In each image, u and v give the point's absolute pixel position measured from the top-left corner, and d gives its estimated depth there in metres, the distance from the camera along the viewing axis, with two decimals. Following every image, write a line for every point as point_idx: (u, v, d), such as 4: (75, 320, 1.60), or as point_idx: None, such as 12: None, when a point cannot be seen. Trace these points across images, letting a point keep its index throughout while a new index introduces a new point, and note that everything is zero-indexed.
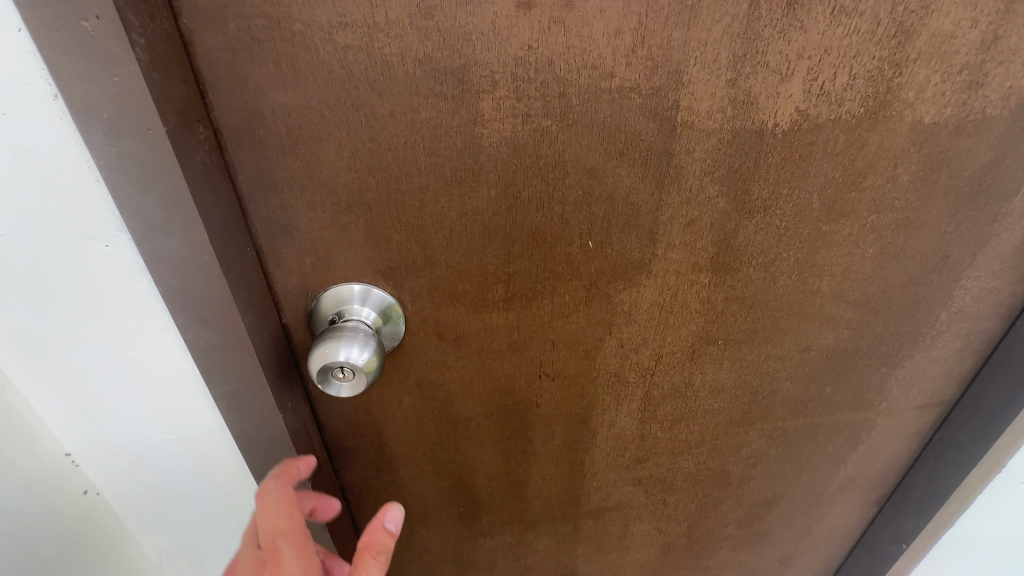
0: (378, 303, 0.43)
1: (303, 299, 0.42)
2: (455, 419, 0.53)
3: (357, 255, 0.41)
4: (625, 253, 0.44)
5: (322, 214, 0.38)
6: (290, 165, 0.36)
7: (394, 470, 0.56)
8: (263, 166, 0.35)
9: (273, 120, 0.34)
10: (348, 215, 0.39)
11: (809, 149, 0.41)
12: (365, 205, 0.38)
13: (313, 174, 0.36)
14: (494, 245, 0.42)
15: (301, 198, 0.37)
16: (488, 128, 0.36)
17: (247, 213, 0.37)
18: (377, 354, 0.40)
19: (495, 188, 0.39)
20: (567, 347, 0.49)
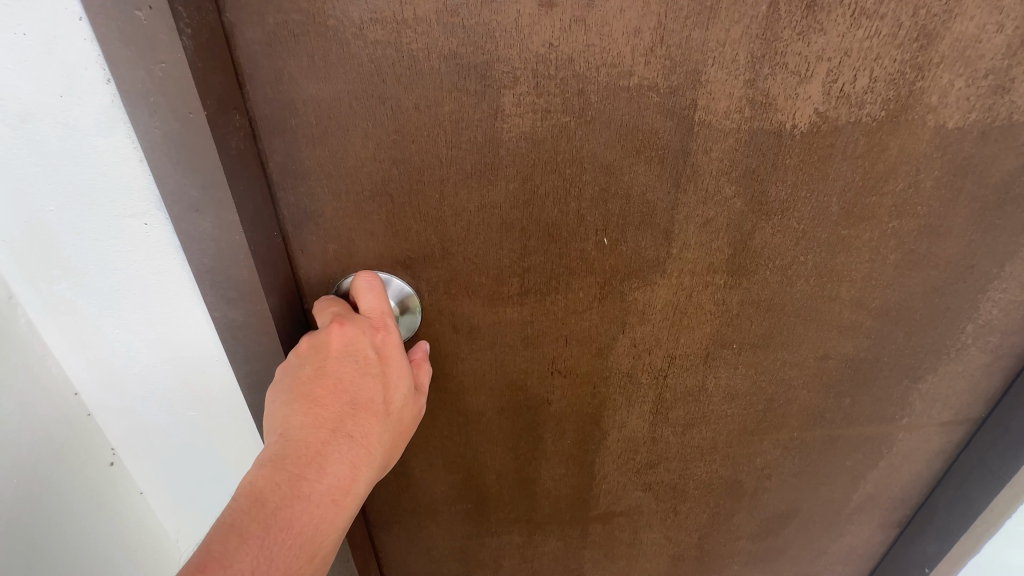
0: (397, 293, 0.44)
1: (325, 286, 0.43)
2: (467, 412, 0.54)
3: (378, 245, 0.42)
4: (640, 251, 0.44)
5: (346, 202, 0.40)
6: (318, 154, 0.37)
7: (405, 461, 0.57)
8: (293, 154, 0.37)
9: (304, 111, 0.36)
10: (371, 204, 0.40)
11: (828, 151, 0.41)
12: (388, 195, 0.40)
13: (340, 163, 0.38)
14: (510, 238, 0.43)
15: (328, 187, 0.39)
16: (509, 123, 0.37)
17: (276, 199, 0.39)
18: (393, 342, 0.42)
19: (513, 182, 0.40)
20: (580, 344, 0.50)
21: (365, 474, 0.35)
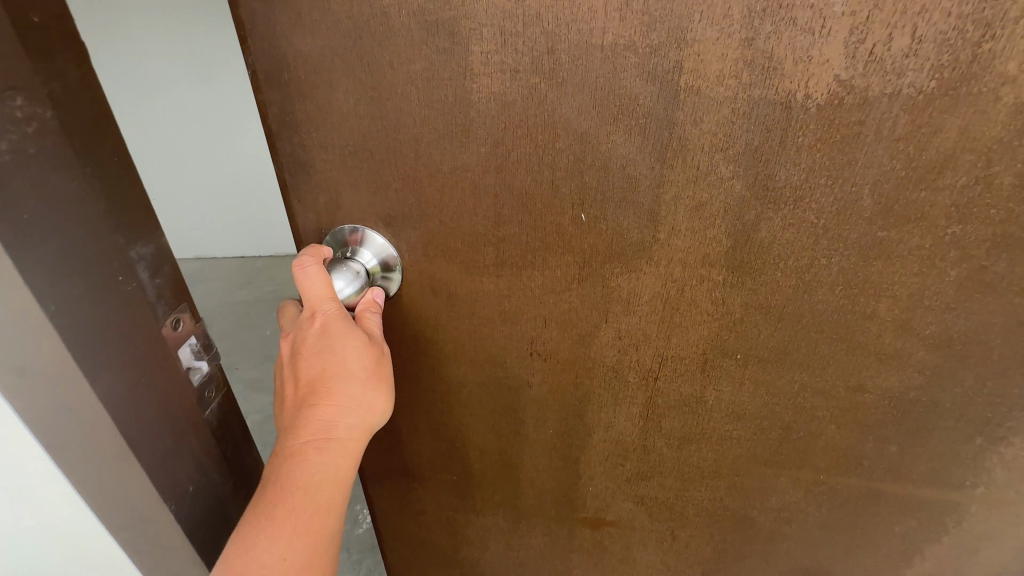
0: (382, 256, 0.46)
1: (316, 234, 0.47)
2: (449, 380, 0.54)
3: (360, 199, 0.44)
4: (621, 232, 0.41)
5: (333, 155, 0.42)
6: (306, 107, 0.40)
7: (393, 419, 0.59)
8: (285, 106, 0.41)
9: (293, 65, 0.39)
10: (355, 158, 0.42)
11: (855, 130, 0.34)
12: (369, 151, 0.42)
13: (326, 117, 0.41)
14: (484, 204, 0.42)
15: (316, 139, 0.42)
16: (478, 83, 0.37)
17: (276, 148, 0.43)
18: (355, 296, 0.46)
19: (484, 145, 0.39)
20: (559, 327, 0.47)
21: (342, 420, 0.45)
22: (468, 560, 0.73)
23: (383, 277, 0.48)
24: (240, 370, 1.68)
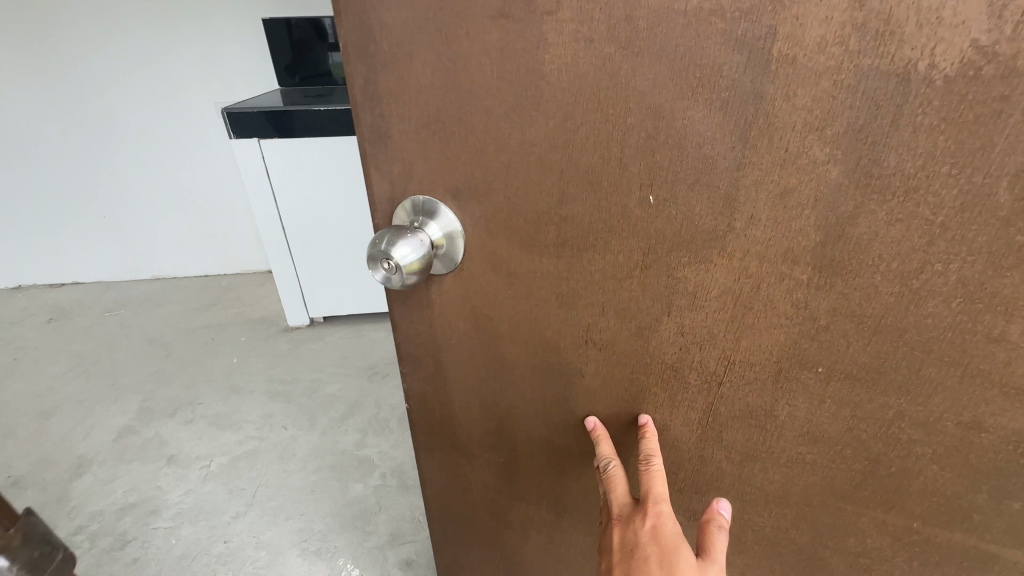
0: (448, 230, 0.47)
1: (388, 203, 0.49)
2: (502, 360, 0.54)
3: (430, 170, 0.45)
4: (692, 218, 0.38)
5: (409, 126, 0.44)
6: (387, 77, 0.42)
7: (448, 394, 0.60)
8: (369, 76, 0.43)
9: (379, 37, 0.41)
10: (428, 130, 0.44)
11: (994, 108, 0.28)
12: (442, 122, 0.43)
13: (404, 89, 0.42)
14: (549, 181, 0.41)
15: (394, 109, 0.44)
16: (551, 53, 0.36)
17: (359, 118, 0.46)
18: (422, 264, 0.46)
19: (553, 119, 0.38)
20: (618, 317, 0.45)
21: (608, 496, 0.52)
22: (510, 546, 0.73)
23: (446, 251, 0.48)
24: (200, 407, 1.59)
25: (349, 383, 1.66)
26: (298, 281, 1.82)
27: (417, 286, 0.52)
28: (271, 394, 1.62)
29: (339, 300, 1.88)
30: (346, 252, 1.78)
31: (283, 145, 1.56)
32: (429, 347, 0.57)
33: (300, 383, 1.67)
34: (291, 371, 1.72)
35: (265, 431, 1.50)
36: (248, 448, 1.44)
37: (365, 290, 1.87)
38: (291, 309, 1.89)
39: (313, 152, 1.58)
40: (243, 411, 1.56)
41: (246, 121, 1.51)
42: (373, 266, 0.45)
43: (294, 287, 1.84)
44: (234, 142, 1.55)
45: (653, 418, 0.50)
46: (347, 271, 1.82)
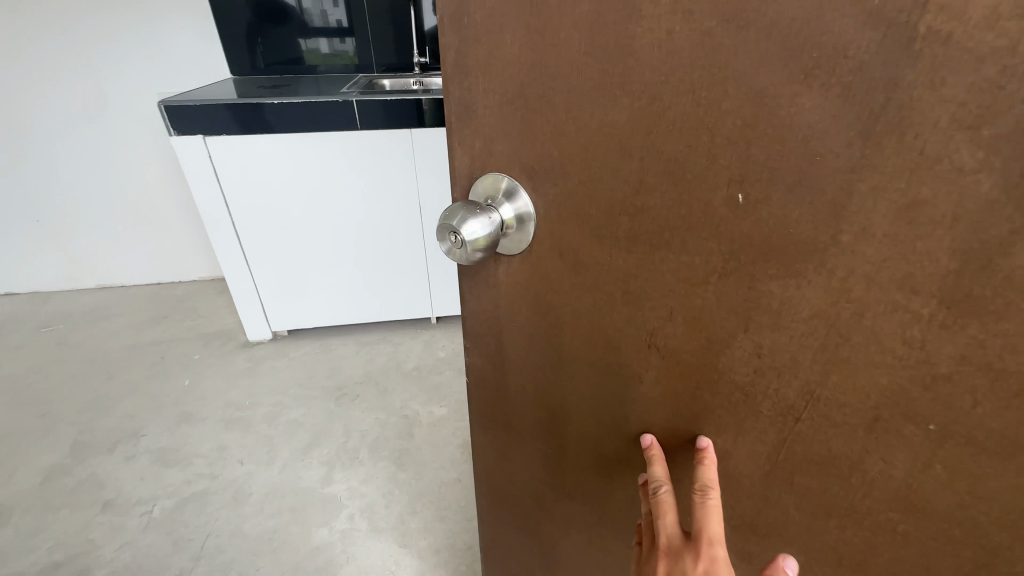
0: (522, 212, 0.46)
1: (467, 177, 0.49)
2: (561, 351, 0.52)
3: (510, 145, 0.44)
4: (787, 225, 0.33)
5: (493, 101, 0.44)
6: (477, 49, 0.42)
7: (504, 374, 0.60)
8: (461, 48, 0.43)
9: (474, 8, 0.41)
10: (510, 107, 0.43)
11: None
12: (524, 99, 0.41)
13: (492, 63, 0.42)
14: (627, 168, 0.38)
15: (480, 83, 0.43)
16: (645, 27, 0.33)
17: (448, 92, 0.47)
18: (491, 242, 0.45)
19: (639, 101, 0.35)
20: (686, 324, 0.41)
21: (656, 524, 0.47)
22: (550, 539, 0.72)
23: (516, 232, 0.48)
24: (144, 441, 1.56)
25: (315, 407, 1.66)
26: (257, 290, 1.86)
27: (486, 263, 0.52)
28: (226, 424, 1.60)
29: (296, 309, 1.92)
30: (298, 260, 1.81)
31: (228, 143, 1.57)
32: (491, 325, 0.57)
33: (258, 410, 1.65)
34: (250, 394, 1.72)
35: (218, 467, 1.46)
36: (198, 488, 1.40)
37: (319, 299, 1.91)
38: (249, 321, 1.91)
39: (259, 156, 1.61)
40: (193, 443, 1.54)
41: (190, 116, 1.52)
42: (444, 239, 0.45)
43: (252, 296, 1.87)
44: (175, 141, 1.55)
45: (715, 442, 0.45)
46: (302, 278, 1.85)
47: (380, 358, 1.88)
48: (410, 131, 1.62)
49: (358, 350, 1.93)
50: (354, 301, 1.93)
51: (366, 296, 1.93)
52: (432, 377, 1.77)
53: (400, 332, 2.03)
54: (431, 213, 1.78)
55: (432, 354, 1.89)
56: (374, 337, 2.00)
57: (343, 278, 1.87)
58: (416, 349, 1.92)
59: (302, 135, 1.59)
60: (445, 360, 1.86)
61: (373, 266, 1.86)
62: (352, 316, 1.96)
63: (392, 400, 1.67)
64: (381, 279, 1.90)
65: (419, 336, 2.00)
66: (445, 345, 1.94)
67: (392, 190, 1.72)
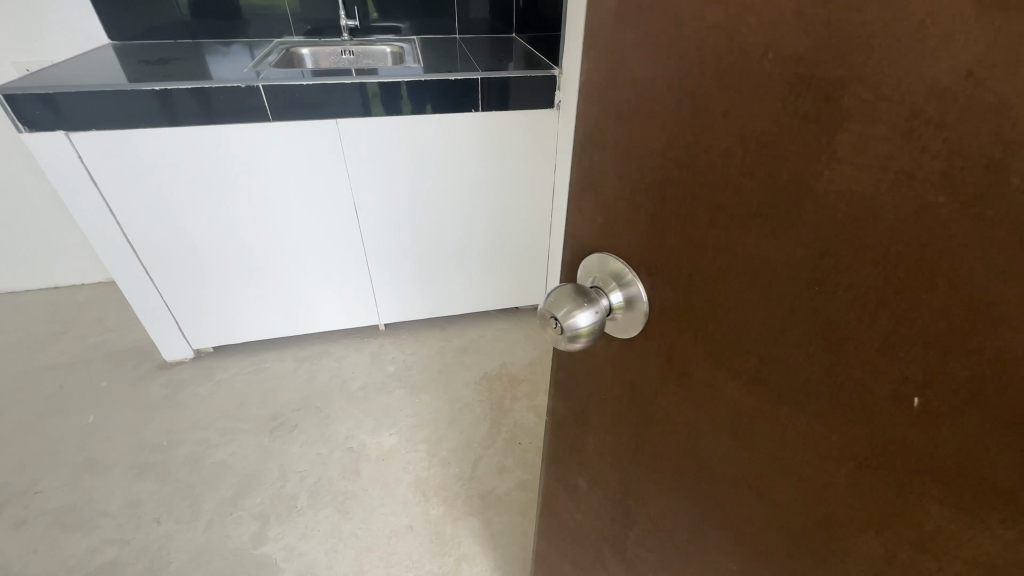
0: (633, 296, 0.40)
1: (580, 248, 0.45)
2: (645, 446, 0.48)
3: (634, 236, 0.39)
4: (977, 458, 0.25)
5: (622, 187, 0.38)
6: (617, 128, 0.36)
7: (585, 435, 0.57)
8: (600, 122, 0.38)
9: (623, 85, 0.35)
10: (640, 199, 0.37)
11: None
12: (658, 198, 0.36)
13: (628, 148, 0.36)
14: (766, 312, 0.32)
15: (613, 164, 0.38)
16: (832, 169, 0.25)
17: (576, 159, 0.42)
18: (597, 332, 0.40)
19: (802, 249, 0.28)
20: (800, 489, 0.35)
21: None
22: None
23: (626, 318, 0.42)
24: (35, 501, 1.32)
25: (244, 443, 1.46)
26: (168, 305, 1.61)
27: None
28: (138, 473, 1.39)
29: (218, 323, 1.69)
30: (212, 269, 1.57)
31: (98, 140, 1.29)
32: (581, 387, 0.54)
33: (178, 452, 1.44)
34: (167, 431, 1.50)
35: (128, 530, 1.25)
36: (104, 560, 1.19)
37: (249, 310, 1.69)
38: (163, 341, 1.68)
39: (155, 158, 1.34)
40: (99, 500, 1.32)
41: (43, 107, 1.23)
42: (544, 326, 0.41)
43: (162, 313, 1.62)
44: (27, 139, 1.26)
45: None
46: (229, 293, 1.64)
47: (320, 377, 1.69)
48: (335, 122, 1.38)
49: (294, 366, 1.73)
50: (288, 313, 1.73)
51: (300, 304, 1.72)
52: (379, 398, 1.61)
53: (348, 343, 1.83)
54: (368, 213, 1.57)
55: (380, 369, 1.72)
56: (312, 350, 1.80)
57: (285, 285, 1.67)
58: (361, 363, 1.75)
59: (196, 129, 1.32)
60: (394, 375, 1.70)
61: (307, 273, 1.66)
62: (284, 328, 1.76)
63: (335, 431, 1.50)
64: (320, 287, 1.70)
65: (363, 348, 1.81)
66: (395, 357, 1.77)
67: (326, 193, 1.50)
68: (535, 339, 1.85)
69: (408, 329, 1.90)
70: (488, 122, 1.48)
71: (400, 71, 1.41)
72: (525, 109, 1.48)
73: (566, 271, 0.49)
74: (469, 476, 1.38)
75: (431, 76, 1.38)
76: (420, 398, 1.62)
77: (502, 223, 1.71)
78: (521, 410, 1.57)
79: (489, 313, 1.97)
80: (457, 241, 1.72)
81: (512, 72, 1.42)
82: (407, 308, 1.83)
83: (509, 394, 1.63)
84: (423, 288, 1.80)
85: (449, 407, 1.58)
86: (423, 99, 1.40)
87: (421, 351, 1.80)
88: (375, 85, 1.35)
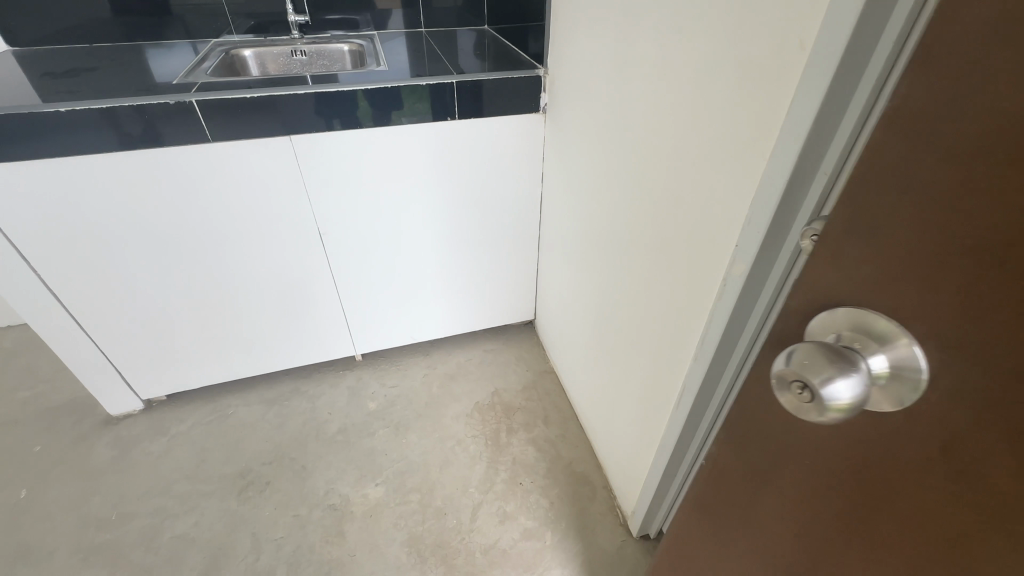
0: (905, 364, 0.32)
1: (818, 300, 0.38)
2: (851, 541, 0.40)
3: (932, 301, 0.31)
4: None
5: (924, 242, 0.31)
6: (941, 171, 0.29)
7: (754, 486, 0.49)
8: (908, 162, 0.30)
9: (968, 123, 0.27)
10: (955, 262, 0.29)
11: None
12: (992, 264, 0.28)
13: (956, 198, 0.29)
14: None
15: (921, 214, 0.30)
16: None
17: (848, 196, 0.34)
18: (858, 408, 0.33)
19: None
20: None
21: None
22: None
23: (889, 388, 0.34)
24: None
25: (210, 510, 1.28)
26: (106, 355, 1.40)
27: None
28: (84, 557, 1.18)
29: (168, 370, 1.49)
30: (155, 311, 1.37)
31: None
32: (768, 433, 0.46)
33: (132, 527, 1.24)
34: (117, 501, 1.30)
35: None
36: None
37: (203, 353, 1.49)
38: (104, 394, 1.46)
39: (72, 192, 1.12)
40: None
41: None
42: (783, 389, 0.37)
43: (100, 365, 1.41)
44: None
45: None
46: (178, 336, 1.44)
47: (293, 422, 1.51)
48: (287, 139, 1.19)
49: (262, 411, 1.54)
50: (250, 352, 1.54)
51: (263, 342, 1.53)
52: (361, 442, 1.45)
53: (321, 380, 1.65)
54: (333, 239, 1.39)
55: (359, 408, 1.55)
56: (282, 390, 1.61)
57: (246, 322, 1.48)
58: (339, 402, 1.58)
59: (123, 156, 1.11)
60: (376, 413, 1.54)
61: (267, 308, 1.47)
62: (245, 368, 1.57)
63: (314, 486, 1.33)
64: (284, 321, 1.51)
65: (338, 383, 1.64)
66: (375, 392, 1.61)
67: (284, 219, 1.31)
68: (527, 361, 1.72)
69: (387, 358, 1.74)
70: (465, 130, 1.31)
71: (359, 77, 1.23)
72: (505, 115, 1.32)
73: (786, 322, 0.42)
74: (470, 529, 1.26)
75: (393, 83, 1.20)
76: (407, 439, 1.46)
77: (485, 238, 1.56)
78: (520, 444, 1.45)
79: (474, 333, 1.82)
80: (436, 261, 1.56)
81: (486, 75, 1.25)
82: (384, 336, 1.67)
83: (506, 426, 1.50)
84: (400, 314, 1.64)
85: (440, 447, 1.44)
86: (387, 109, 1.22)
87: (405, 382, 1.64)
88: (328, 97, 1.16)
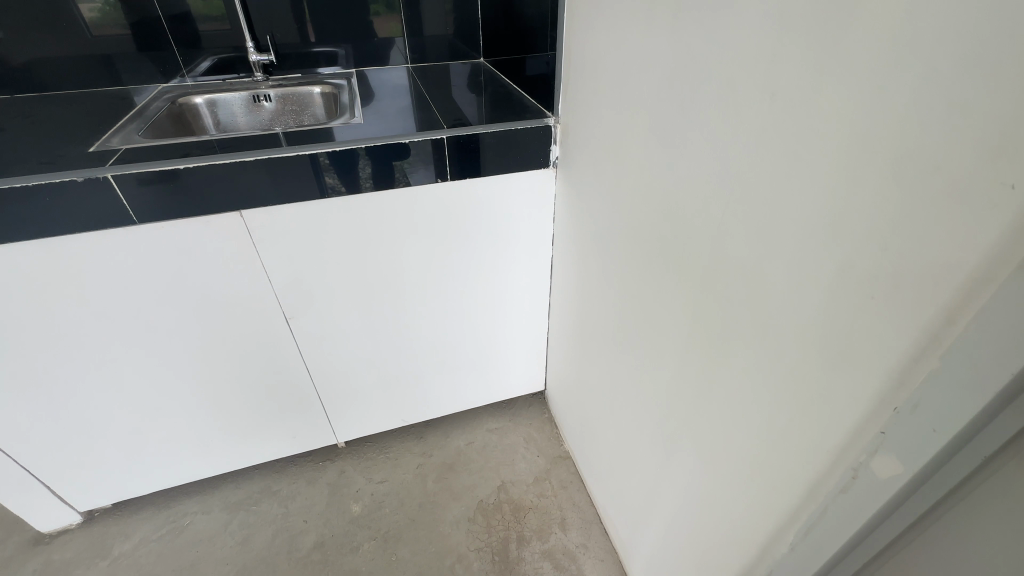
0: None
1: None
2: None
3: None
4: None
5: None
6: None
7: None
8: None
9: None
10: None
11: None
12: None
13: None
14: None
15: None
16: None
17: None
18: None
19: None
20: None
21: None
22: None
23: None
24: None
25: None
26: (30, 469, 1.16)
27: None
28: None
29: (111, 478, 1.25)
30: (85, 417, 1.13)
31: None
32: None
33: None
34: None
35: None
36: None
37: (153, 457, 1.25)
38: (32, 511, 1.22)
39: None
40: None
41: None
42: None
43: (21, 480, 1.16)
44: None
45: None
46: (120, 441, 1.20)
47: (260, 536, 1.26)
48: (239, 215, 0.96)
49: (224, 521, 1.30)
50: (209, 450, 1.30)
51: (225, 439, 1.29)
52: (343, 561, 1.21)
53: (296, 475, 1.41)
54: (305, 321, 1.17)
55: (341, 513, 1.31)
56: (251, 491, 1.37)
57: (201, 419, 1.24)
58: (317, 505, 1.33)
59: (33, 250, 0.88)
60: (360, 520, 1.29)
61: (227, 402, 1.23)
62: (205, 468, 1.33)
63: None
64: (249, 415, 1.28)
65: (317, 479, 1.40)
66: (360, 491, 1.36)
67: (244, 304, 1.08)
68: (538, 443, 1.48)
69: (374, 443, 1.50)
70: (458, 192, 1.09)
71: (351, 132, 1.03)
72: (507, 173, 1.10)
73: None
74: None
75: (393, 137, 1.00)
76: (397, 555, 1.22)
77: (486, 308, 1.33)
78: (534, 559, 1.20)
79: (476, 409, 1.59)
80: (429, 336, 1.33)
81: (485, 128, 1.04)
82: (370, 421, 1.43)
83: (516, 533, 1.25)
84: (389, 396, 1.40)
85: (438, 566, 1.19)
86: (386, 167, 1.01)
87: (395, 476, 1.40)
88: (319, 155, 0.96)
